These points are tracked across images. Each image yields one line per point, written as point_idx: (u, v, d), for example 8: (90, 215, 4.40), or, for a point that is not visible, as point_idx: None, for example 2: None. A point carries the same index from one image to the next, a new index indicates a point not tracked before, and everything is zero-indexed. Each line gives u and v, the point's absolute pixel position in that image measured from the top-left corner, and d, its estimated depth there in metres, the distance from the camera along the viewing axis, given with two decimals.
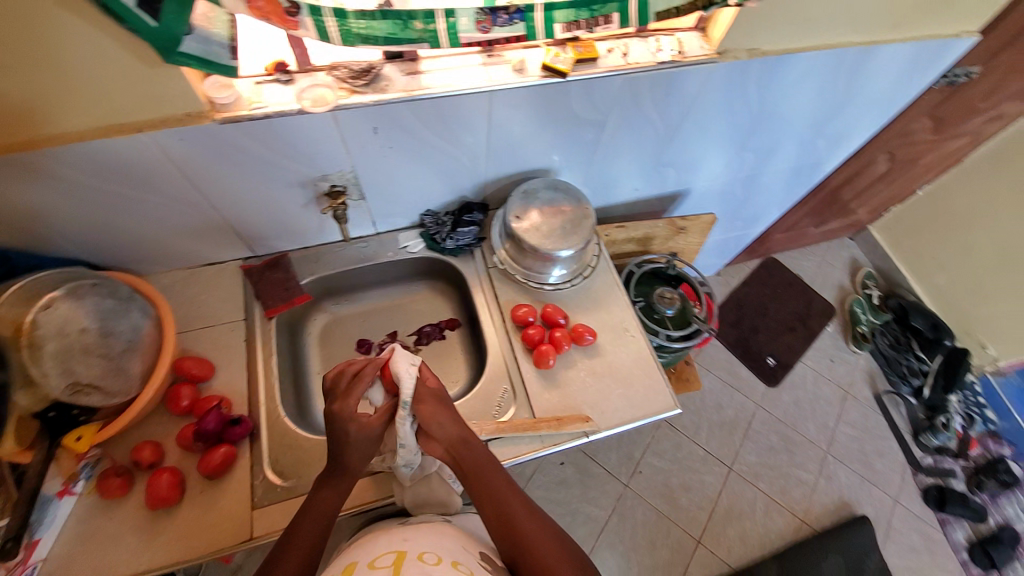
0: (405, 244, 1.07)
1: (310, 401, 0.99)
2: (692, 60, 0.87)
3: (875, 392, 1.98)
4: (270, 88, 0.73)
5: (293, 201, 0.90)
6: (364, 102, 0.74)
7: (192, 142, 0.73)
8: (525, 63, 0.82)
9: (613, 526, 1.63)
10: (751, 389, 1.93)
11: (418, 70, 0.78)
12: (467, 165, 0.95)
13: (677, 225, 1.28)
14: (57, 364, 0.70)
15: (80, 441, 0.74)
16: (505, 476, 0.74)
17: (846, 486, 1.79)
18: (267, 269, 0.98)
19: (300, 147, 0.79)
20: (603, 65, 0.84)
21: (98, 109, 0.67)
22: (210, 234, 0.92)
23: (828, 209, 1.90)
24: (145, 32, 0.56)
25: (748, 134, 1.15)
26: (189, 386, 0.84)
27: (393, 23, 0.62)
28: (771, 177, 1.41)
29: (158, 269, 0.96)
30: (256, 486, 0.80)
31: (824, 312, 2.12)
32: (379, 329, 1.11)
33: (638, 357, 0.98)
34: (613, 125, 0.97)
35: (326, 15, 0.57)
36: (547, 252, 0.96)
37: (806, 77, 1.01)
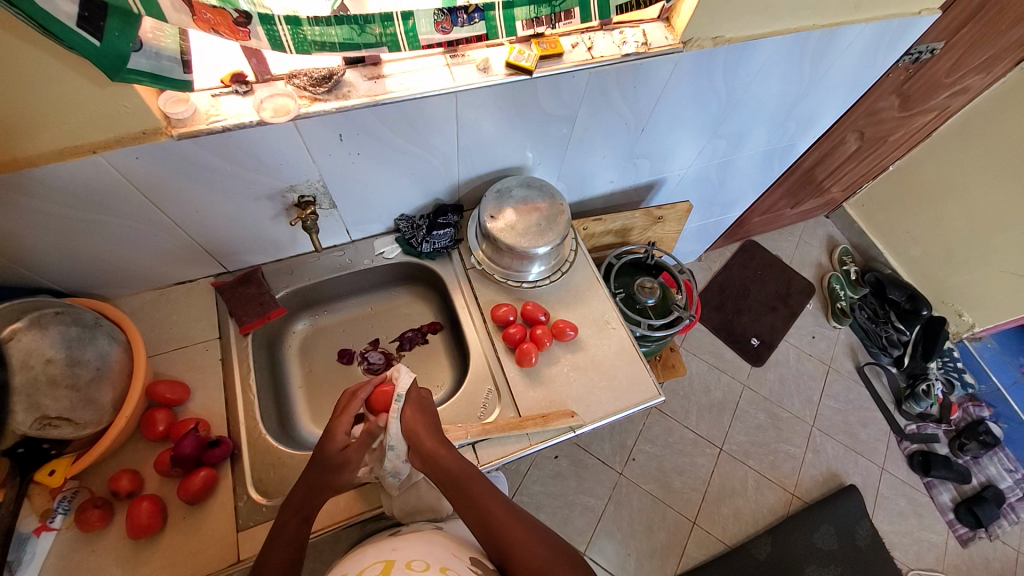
0: (381, 251, 1.05)
1: (293, 414, 0.98)
2: (657, 51, 0.87)
3: (857, 365, 2.03)
4: (228, 100, 0.71)
5: (262, 214, 0.88)
6: (327, 109, 0.72)
7: (152, 160, 0.71)
8: (489, 62, 0.80)
9: (609, 514, 1.65)
10: (737, 370, 1.96)
11: (381, 75, 0.77)
12: (439, 167, 0.94)
13: (655, 214, 1.29)
14: (23, 399, 0.68)
15: (53, 474, 0.73)
16: (488, 485, 0.74)
17: (833, 458, 1.83)
18: (240, 285, 0.96)
19: (264, 159, 0.77)
20: (568, 59, 0.83)
21: (49, 132, 0.64)
22: (179, 253, 0.89)
23: (803, 189, 1.93)
24: (91, 53, 0.53)
25: (718, 121, 1.16)
26: (164, 410, 0.82)
27: (349, 28, 0.60)
28: (745, 161, 1.42)
29: (126, 291, 0.93)
30: (240, 508, 0.78)
31: (804, 291, 2.16)
32: (361, 337, 1.10)
33: (620, 347, 0.98)
34: (583, 119, 0.96)
35: (279, 23, 0.56)
36: (524, 251, 0.95)
37: (772, 63, 1.02)
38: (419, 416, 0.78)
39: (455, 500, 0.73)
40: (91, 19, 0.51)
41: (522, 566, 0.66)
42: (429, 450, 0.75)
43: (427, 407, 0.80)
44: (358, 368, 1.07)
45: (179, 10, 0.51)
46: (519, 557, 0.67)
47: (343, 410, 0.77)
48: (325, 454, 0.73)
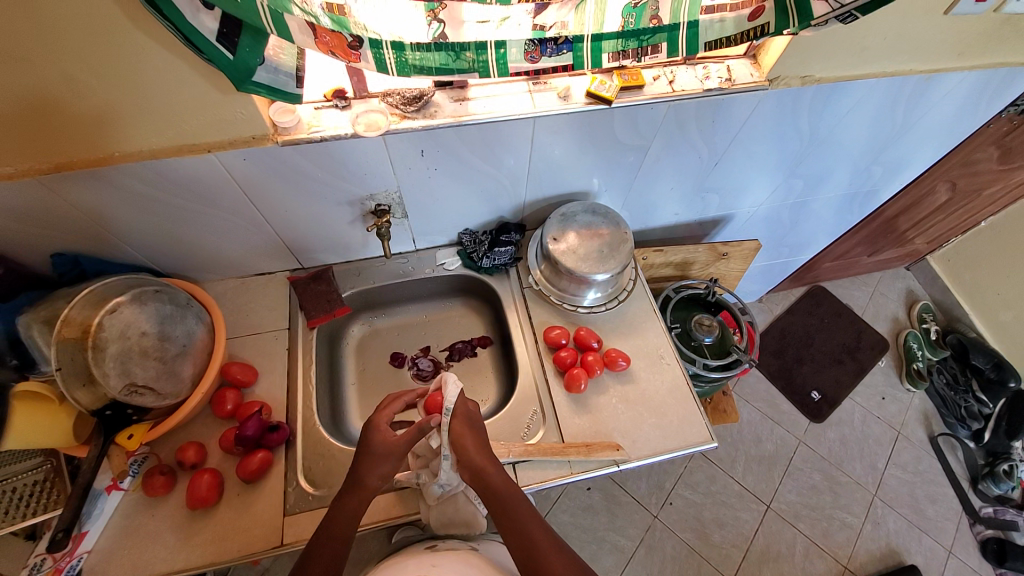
0: (442, 261, 1.09)
1: (344, 409, 1.01)
2: (741, 87, 0.85)
3: (931, 435, 1.84)
4: (328, 113, 0.76)
5: (340, 218, 0.93)
6: (414, 127, 0.76)
7: (256, 162, 0.78)
8: (570, 90, 0.82)
9: (640, 558, 1.57)
10: (792, 423, 1.83)
11: (467, 97, 0.80)
12: (508, 187, 0.96)
13: (719, 251, 1.25)
14: (116, 365, 0.76)
15: (131, 438, 0.79)
16: (531, 511, 0.74)
17: (896, 535, 1.66)
18: (312, 281, 1.02)
19: (352, 168, 0.82)
20: (648, 91, 0.83)
21: (175, 130, 0.72)
22: (263, 247, 0.97)
23: (883, 237, 1.80)
24: (223, 65, 0.60)
25: (796, 161, 1.11)
26: (234, 391, 0.88)
27: (446, 54, 0.64)
28: (822, 203, 1.35)
29: (213, 277, 1.02)
30: (288, 493, 0.82)
31: (876, 346, 2.00)
32: (414, 343, 1.13)
33: (672, 385, 0.95)
34: (656, 149, 0.95)
35: (386, 48, 0.61)
36: (583, 275, 0.95)
37: (861, 105, 0.98)
38: (467, 430, 0.77)
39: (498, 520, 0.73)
40: (228, 35, 0.58)
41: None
42: (471, 467, 0.75)
43: (474, 421, 0.79)
44: (408, 372, 1.10)
45: (305, 32, 0.56)
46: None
47: (384, 409, 0.80)
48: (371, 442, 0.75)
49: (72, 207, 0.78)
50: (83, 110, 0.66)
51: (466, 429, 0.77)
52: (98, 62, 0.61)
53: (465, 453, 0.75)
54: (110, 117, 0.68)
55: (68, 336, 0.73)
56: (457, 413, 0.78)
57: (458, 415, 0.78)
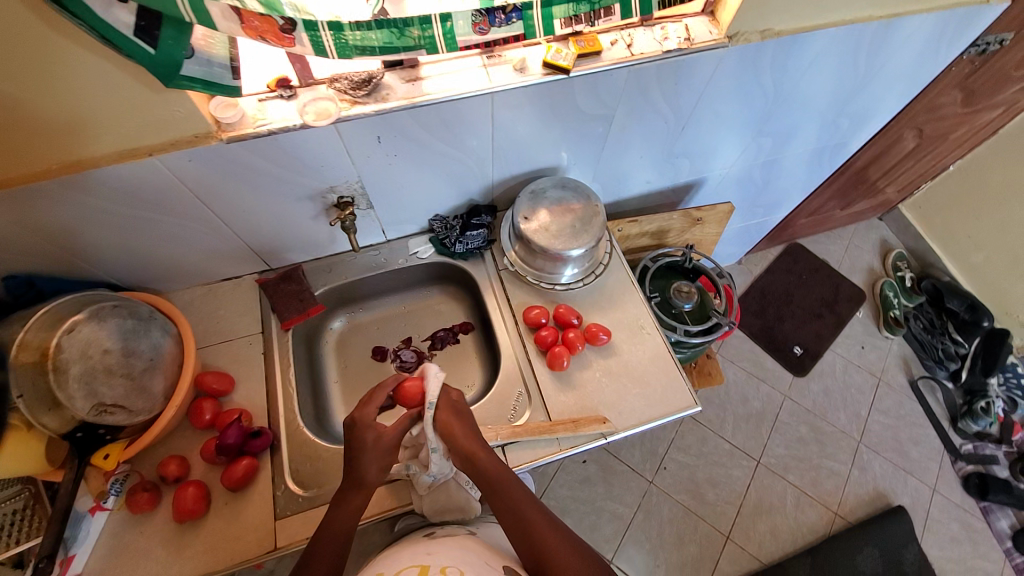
0: (415, 250, 1.06)
1: (328, 408, 1.00)
2: (700, 47, 0.84)
3: (910, 378, 1.90)
4: (273, 105, 0.73)
5: (303, 214, 0.90)
6: (366, 112, 0.73)
7: (203, 162, 0.74)
8: (526, 62, 0.79)
9: (638, 523, 1.61)
10: (777, 379, 1.88)
11: (419, 77, 0.77)
12: (474, 168, 0.94)
13: (693, 216, 1.25)
14: (81, 386, 0.73)
15: (107, 458, 0.77)
16: (526, 494, 0.74)
17: (881, 477, 1.73)
18: (281, 281, 0.99)
19: (308, 161, 0.79)
20: (606, 57, 0.81)
21: (112, 136, 0.68)
22: (225, 251, 0.94)
23: (855, 189, 1.82)
24: (145, 60, 0.56)
25: (763, 118, 1.11)
26: (210, 401, 0.86)
27: (389, 32, 0.61)
28: (792, 160, 1.35)
29: (176, 287, 0.98)
30: (277, 497, 0.81)
31: (853, 297, 2.05)
32: (394, 336, 1.11)
33: (655, 354, 0.95)
34: (621, 117, 0.93)
35: (322, 29, 0.57)
36: (557, 253, 0.94)
37: (823, 57, 0.97)
38: (453, 418, 0.78)
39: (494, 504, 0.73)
40: (146, 29, 0.54)
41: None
42: (464, 453, 0.76)
43: (460, 408, 0.80)
44: (391, 365, 1.08)
45: (229, 18, 0.53)
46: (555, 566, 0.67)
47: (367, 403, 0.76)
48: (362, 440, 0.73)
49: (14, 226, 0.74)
50: (6, 121, 0.62)
51: (454, 420, 0.78)
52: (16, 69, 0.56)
53: (452, 441, 0.76)
54: (41, 126, 0.64)
55: (25, 360, 0.70)
56: (442, 405, 0.79)
57: (443, 407, 0.79)
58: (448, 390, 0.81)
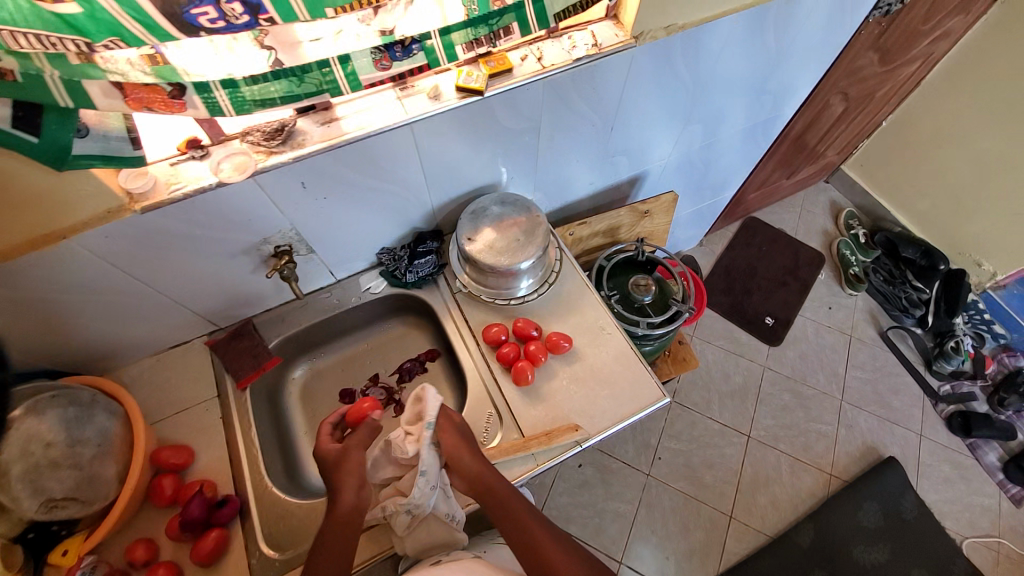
0: (367, 286, 1.05)
1: (299, 461, 0.97)
2: (609, 50, 0.86)
3: (880, 330, 1.96)
4: (187, 167, 0.71)
5: (241, 270, 0.88)
6: (284, 161, 0.72)
7: (121, 236, 0.72)
8: (439, 88, 0.79)
9: (642, 517, 1.61)
10: (754, 352, 1.91)
11: (334, 118, 0.76)
12: (410, 197, 0.94)
13: (640, 210, 1.27)
14: (26, 484, 0.70)
15: (66, 554, 0.75)
16: (534, 513, 0.78)
17: (868, 431, 1.76)
18: (232, 339, 0.96)
19: (235, 217, 0.78)
20: (519, 73, 0.82)
21: (19, 225, 0.66)
22: (167, 319, 0.91)
23: (796, 157, 1.88)
24: (33, 149, 0.57)
25: (689, 107, 1.14)
26: (170, 476, 0.83)
27: (289, 80, 0.62)
28: (727, 141, 1.39)
29: (122, 364, 0.94)
30: (252, 565, 0.78)
31: (813, 261, 2.10)
32: (360, 375, 1.09)
33: (618, 353, 0.96)
34: (547, 127, 0.95)
35: (215, 89, 0.58)
36: (506, 268, 0.94)
37: (732, 42, 1.00)
38: (456, 439, 0.81)
39: (505, 526, 0.76)
40: (27, 118, 0.54)
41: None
42: (475, 472, 0.79)
43: (461, 428, 0.83)
44: None
45: (110, 95, 0.54)
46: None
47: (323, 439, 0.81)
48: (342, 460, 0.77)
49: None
50: None
51: (457, 440, 0.81)
52: None
53: (457, 458, 0.79)
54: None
55: None
56: (444, 425, 0.82)
57: (446, 426, 0.82)
58: (448, 412, 0.84)
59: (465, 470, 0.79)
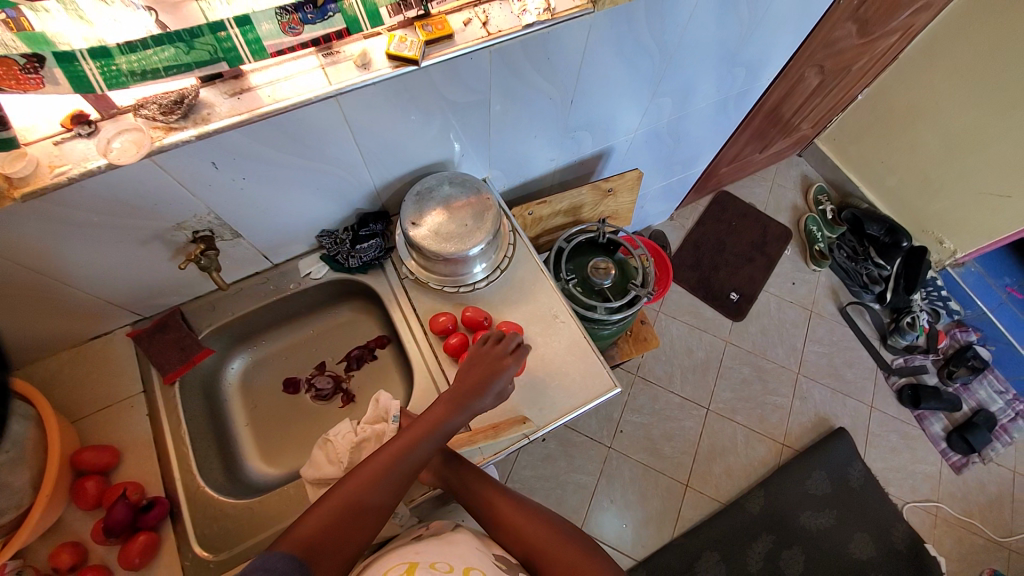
0: (307, 272, 0.98)
1: (238, 455, 0.93)
2: (563, 16, 0.77)
3: (840, 305, 2.00)
4: (73, 147, 0.62)
5: (158, 257, 0.81)
6: (185, 138, 0.63)
7: (4, 227, 0.63)
8: (368, 54, 0.70)
9: (602, 488, 1.66)
10: (718, 327, 1.93)
11: (246, 88, 0.67)
12: (347, 177, 0.86)
13: (603, 188, 1.21)
14: None
15: None
16: (496, 485, 0.80)
17: (821, 402, 1.83)
18: (158, 331, 0.90)
19: (138, 202, 0.69)
20: (461, 40, 0.73)
21: None
22: (79, 310, 0.83)
23: (771, 129, 1.82)
24: None
25: (656, 79, 1.06)
26: (94, 479, 0.78)
27: (175, 48, 0.54)
28: (697, 115, 1.32)
29: (33, 358, 0.86)
30: (187, 567, 0.76)
31: (781, 236, 2.10)
32: (305, 363, 1.04)
33: (572, 341, 0.93)
34: (498, 100, 0.87)
35: (83, 60, 0.50)
36: (453, 256, 0.88)
37: (703, 8, 0.92)
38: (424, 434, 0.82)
39: (469, 501, 0.79)
40: None
41: (545, 560, 0.72)
42: (438, 461, 0.80)
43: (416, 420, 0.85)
44: (306, 396, 1.02)
45: None
46: (543, 559, 0.72)
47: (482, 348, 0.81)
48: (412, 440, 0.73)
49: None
50: None
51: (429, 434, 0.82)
52: None
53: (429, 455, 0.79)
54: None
55: None
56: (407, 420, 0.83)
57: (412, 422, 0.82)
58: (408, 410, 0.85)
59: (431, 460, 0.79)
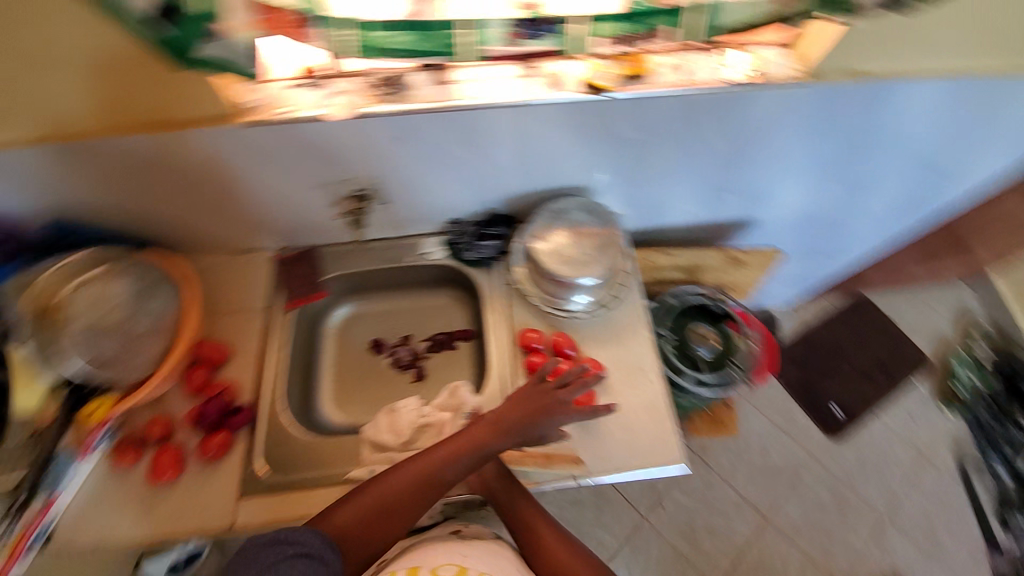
0: (427, 250, 1.03)
1: (315, 392, 1.01)
2: (769, 83, 0.75)
3: (963, 465, 1.68)
4: (300, 92, 0.73)
5: (318, 201, 0.90)
6: (388, 111, 0.72)
7: (224, 142, 0.75)
8: (560, 75, 0.74)
9: (624, 556, 1.55)
10: (805, 437, 1.72)
11: (447, 80, 0.74)
12: (495, 177, 0.89)
13: (734, 257, 1.13)
14: (84, 339, 0.78)
15: (96, 411, 0.76)
16: (545, 518, 0.79)
17: (906, 566, 1.55)
18: (294, 263, 1.02)
19: (327, 151, 0.79)
20: (653, 81, 0.74)
21: (141, 107, 0.70)
22: (245, 224, 0.95)
23: (942, 248, 1.58)
24: (165, 40, 0.56)
25: (835, 165, 0.98)
26: (204, 369, 0.89)
27: (417, 35, 0.61)
28: (860, 213, 1.20)
29: (198, 251, 1.01)
30: (246, 475, 0.83)
31: (914, 365, 1.83)
32: (394, 331, 1.09)
33: (649, 404, 0.86)
34: (666, 144, 0.85)
35: (348, 27, 0.59)
36: (564, 279, 0.89)
37: (919, 110, 0.85)
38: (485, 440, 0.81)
39: (513, 525, 0.79)
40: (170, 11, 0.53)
41: None
42: (495, 474, 0.80)
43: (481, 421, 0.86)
44: (385, 360, 1.07)
45: (252, 10, 0.57)
46: None
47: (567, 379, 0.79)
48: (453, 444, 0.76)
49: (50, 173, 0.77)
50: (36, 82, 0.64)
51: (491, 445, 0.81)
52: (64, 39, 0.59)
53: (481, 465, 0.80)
54: (94, 72, 0.65)
55: (30, 308, 0.78)
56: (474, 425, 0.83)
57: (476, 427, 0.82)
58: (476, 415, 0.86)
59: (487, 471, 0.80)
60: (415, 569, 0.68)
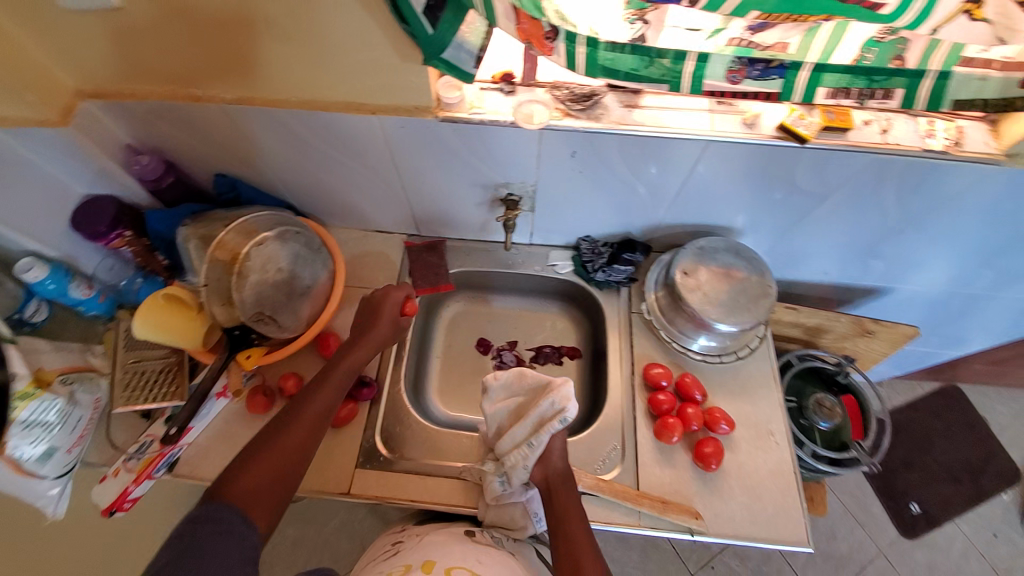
0: (553, 263, 1.04)
1: (425, 382, 1.04)
2: (969, 156, 0.71)
3: None
4: (491, 96, 0.76)
5: (469, 199, 0.93)
6: (574, 126, 0.73)
7: (412, 131, 0.78)
8: (759, 117, 0.73)
9: None
10: (878, 530, 1.50)
11: (637, 105, 0.75)
12: (647, 205, 0.89)
13: (865, 327, 1.04)
14: (251, 292, 0.83)
15: (248, 359, 0.84)
16: (586, 530, 0.69)
17: None
18: (425, 251, 1.04)
19: (500, 156, 0.81)
20: (854, 138, 0.72)
21: (348, 88, 0.74)
22: (390, 206, 0.98)
23: None
24: (422, 37, 0.59)
25: (997, 251, 0.90)
26: (337, 338, 0.93)
27: (640, 59, 0.61)
28: (999, 306, 1.09)
29: (340, 224, 1.06)
30: (363, 449, 0.86)
31: (1003, 475, 1.58)
32: (501, 334, 1.10)
33: (776, 466, 0.84)
34: (835, 201, 0.82)
35: (579, 43, 0.58)
36: (705, 320, 0.86)
37: None
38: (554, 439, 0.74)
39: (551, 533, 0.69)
40: (433, 8, 0.56)
41: None
42: (560, 472, 0.73)
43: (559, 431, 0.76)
44: (489, 361, 1.07)
45: (508, 18, 0.55)
46: None
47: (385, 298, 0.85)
48: (298, 409, 0.72)
49: (235, 129, 0.82)
50: (264, 52, 0.69)
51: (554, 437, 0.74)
52: (314, 25, 0.64)
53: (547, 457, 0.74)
54: (319, 55, 0.69)
55: (219, 257, 0.80)
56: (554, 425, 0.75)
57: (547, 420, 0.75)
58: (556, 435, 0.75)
59: (553, 463, 0.74)
60: (429, 566, 0.68)
